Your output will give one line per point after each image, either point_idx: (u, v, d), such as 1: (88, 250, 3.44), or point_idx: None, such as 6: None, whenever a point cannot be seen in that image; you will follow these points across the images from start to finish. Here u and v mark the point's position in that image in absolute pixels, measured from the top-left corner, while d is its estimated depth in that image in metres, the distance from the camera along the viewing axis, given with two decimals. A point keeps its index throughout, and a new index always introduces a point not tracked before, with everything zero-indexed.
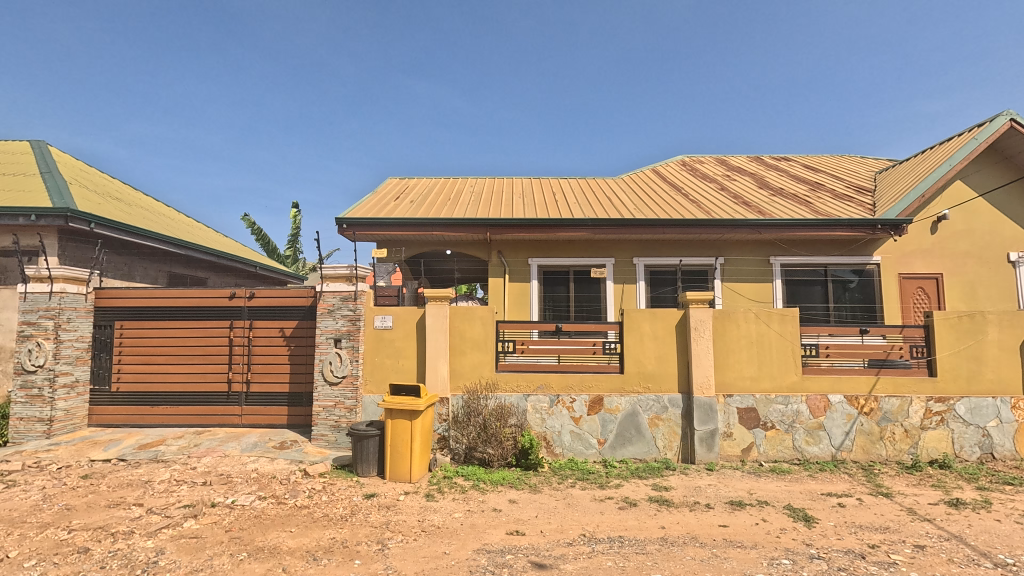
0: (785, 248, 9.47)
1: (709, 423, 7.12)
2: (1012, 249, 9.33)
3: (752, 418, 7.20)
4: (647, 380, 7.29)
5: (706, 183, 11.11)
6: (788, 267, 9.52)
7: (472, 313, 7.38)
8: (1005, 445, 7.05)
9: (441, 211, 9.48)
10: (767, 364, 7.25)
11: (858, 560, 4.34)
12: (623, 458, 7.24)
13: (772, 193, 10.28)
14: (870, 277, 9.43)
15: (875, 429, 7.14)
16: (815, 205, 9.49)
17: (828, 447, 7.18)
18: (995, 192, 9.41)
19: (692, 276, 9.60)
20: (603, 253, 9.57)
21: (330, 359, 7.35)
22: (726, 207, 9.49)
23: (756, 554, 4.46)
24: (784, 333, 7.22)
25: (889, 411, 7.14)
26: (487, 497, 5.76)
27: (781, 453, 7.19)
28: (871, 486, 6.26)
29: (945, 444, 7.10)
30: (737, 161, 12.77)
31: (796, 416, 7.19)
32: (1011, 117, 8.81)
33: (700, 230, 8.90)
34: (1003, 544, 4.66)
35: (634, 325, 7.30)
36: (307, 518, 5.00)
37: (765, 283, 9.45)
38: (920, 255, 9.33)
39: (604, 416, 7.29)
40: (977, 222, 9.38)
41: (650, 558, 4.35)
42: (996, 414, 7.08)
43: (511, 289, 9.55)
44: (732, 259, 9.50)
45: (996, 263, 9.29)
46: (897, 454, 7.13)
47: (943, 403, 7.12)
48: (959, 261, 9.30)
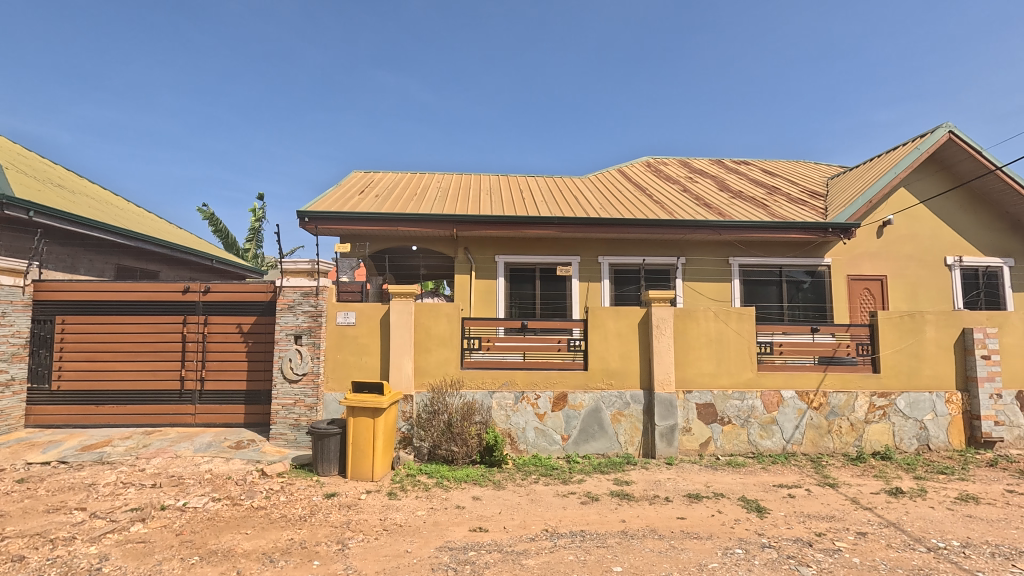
0: (742, 249, 9.79)
1: (670, 418, 7.29)
2: (949, 252, 9.94)
3: (710, 414, 7.43)
4: (611, 377, 7.43)
5: (669, 185, 11.38)
6: (746, 268, 9.84)
7: (438, 310, 7.34)
8: (940, 437, 7.52)
9: (407, 206, 9.34)
10: (725, 361, 7.50)
11: (806, 548, 4.55)
12: (587, 453, 7.34)
13: (732, 196, 10.63)
14: (822, 278, 9.87)
15: (823, 423, 7.49)
16: (772, 208, 9.85)
17: (780, 440, 7.47)
18: (935, 199, 9.97)
19: (655, 275, 9.80)
20: (568, 251, 9.66)
21: (290, 356, 7.15)
22: (688, 208, 9.75)
23: (711, 544, 4.62)
24: (741, 331, 7.50)
25: (837, 406, 7.51)
26: (450, 495, 5.74)
27: (736, 447, 7.43)
28: (819, 477, 6.57)
29: (887, 436, 7.51)
30: (700, 164, 13.07)
31: (751, 412, 7.46)
32: (951, 128, 9.32)
33: (664, 230, 9.10)
34: (936, 530, 4.98)
35: (599, 322, 7.42)
36: (264, 519, 4.86)
37: (724, 282, 9.76)
38: (867, 258, 9.83)
39: (568, 412, 7.37)
40: (918, 227, 9.94)
41: (610, 551, 4.44)
42: (932, 408, 7.55)
43: (477, 286, 9.53)
44: (693, 259, 9.76)
45: (935, 266, 9.88)
46: (843, 446, 7.49)
47: (886, 398, 7.53)
48: (902, 263, 9.84)
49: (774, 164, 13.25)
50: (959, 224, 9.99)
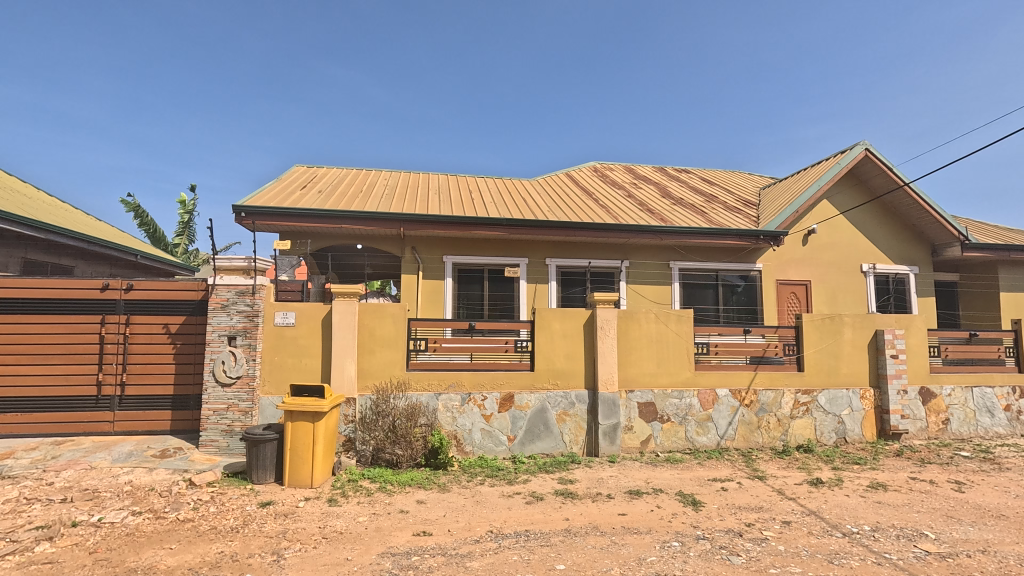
0: (682, 254, 10.22)
1: (613, 417, 7.48)
2: (865, 260, 10.80)
3: (651, 412, 7.70)
4: (556, 377, 7.54)
5: (614, 190, 11.70)
6: (685, 271, 10.28)
7: (383, 311, 7.17)
8: (855, 430, 8.16)
9: (352, 204, 9.08)
10: (665, 361, 7.79)
11: (737, 538, 4.81)
12: (532, 453, 7.40)
13: (673, 203, 11.07)
14: (754, 282, 10.46)
15: (754, 419, 7.94)
16: (709, 215, 10.34)
17: (715, 436, 7.84)
18: (853, 210, 10.81)
19: (600, 278, 10.04)
20: (516, 253, 9.72)
21: (223, 359, 6.76)
22: (632, 213, 10.06)
23: (650, 538, 4.79)
24: (680, 332, 7.82)
25: (766, 403, 7.98)
26: (394, 499, 5.62)
27: (675, 444, 7.73)
28: (749, 470, 6.96)
29: (809, 431, 8.05)
30: (643, 170, 13.52)
31: (689, 409, 7.79)
32: (867, 146, 10.14)
33: (609, 234, 9.34)
34: (850, 516, 5.40)
35: (545, 323, 7.51)
36: (191, 532, 4.57)
37: (665, 285, 10.14)
38: (794, 264, 10.52)
39: (514, 413, 7.41)
40: (838, 236, 10.74)
41: (554, 549, 4.50)
42: (849, 403, 8.17)
43: (425, 286, 9.40)
44: (637, 262, 10.07)
45: (852, 272, 10.72)
46: (771, 440, 7.97)
47: (809, 395, 8.08)
48: (824, 269, 10.61)
49: (712, 173, 13.91)
50: (873, 234, 10.89)
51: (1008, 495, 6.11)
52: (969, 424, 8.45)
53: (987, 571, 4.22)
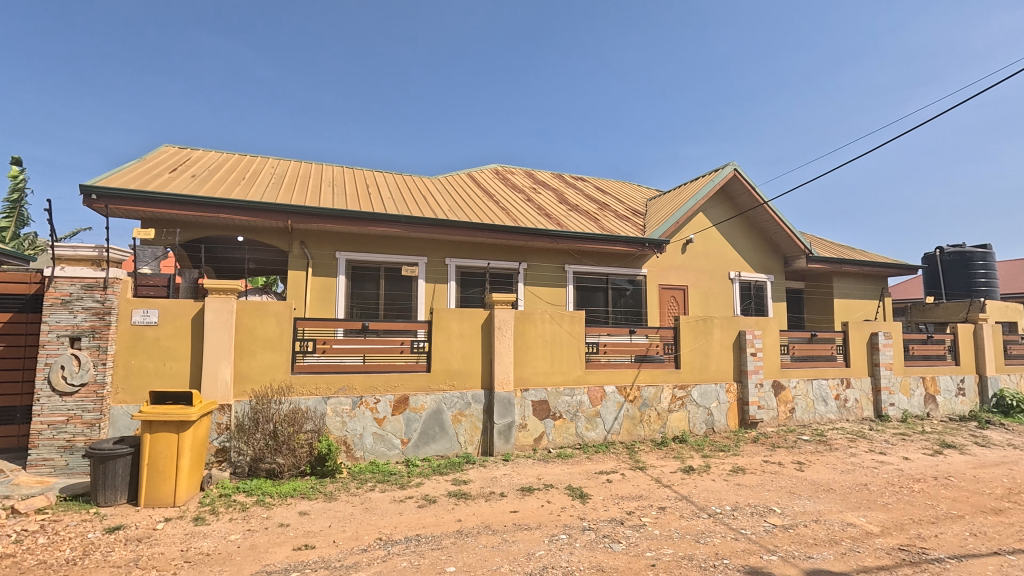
0: (576, 258, 10.69)
1: (507, 416, 7.60)
2: (732, 268, 12.08)
3: (544, 410, 7.94)
4: (452, 378, 7.50)
5: (514, 194, 11.92)
6: (579, 275, 10.77)
7: (266, 310, 6.63)
8: (721, 421, 9.08)
9: (231, 191, 8.28)
10: (558, 361, 8.09)
11: (618, 526, 5.12)
12: (426, 456, 7.28)
13: (569, 209, 11.55)
14: (640, 286, 11.24)
15: (637, 413, 8.52)
16: (602, 222, 10.94)
17: (602, 431, 8.29)
18: (724, 224, 12.05)
19: (498, 279, 10.18)
20: (415, 251, 9.51)
21: (62, 364, 5.76)
22: (531, 217, 10.33)
23: (540, 533, 4.92)
24: (573, 332, 8.17)
25: (647, 398, 8.60)
26: (273, 513, 5.20)
27: (566, 440, 8.05)
28: (632, 461, 7.46)
29: (684, 422, 8.82)
30: (542, 176, 13.93)
31: (579, 406, 8.17)
32: (736, 167, 11.36)
33: (508, 236, 9.50)
34: (715, 498, 6.00)
35: (442, 324, 7.43)
36: (11, 570, 3.84)
37: (560, 287, 10.54)
38: (674, 270, 11.48)
39: (408, 415, 7.23)
40: (711, 246, 11.91)
41: (445, 552, 4.45)
42: (716, 397, 9.09)
43: (315, 284, 8.85)
44: (534, 265, 10.35)
45: (722, 279, 11.95)
46: (651, 433, 8.59)
47: (684, 389, 8.86)
48: (699, 275, 11.71)
49: (605, 182, 14.73)
50: (739, 246, 12.21)
51: (836, 471, 7.20)
52: (810, 411, 9.80)
53: (819, 537, 4.93)
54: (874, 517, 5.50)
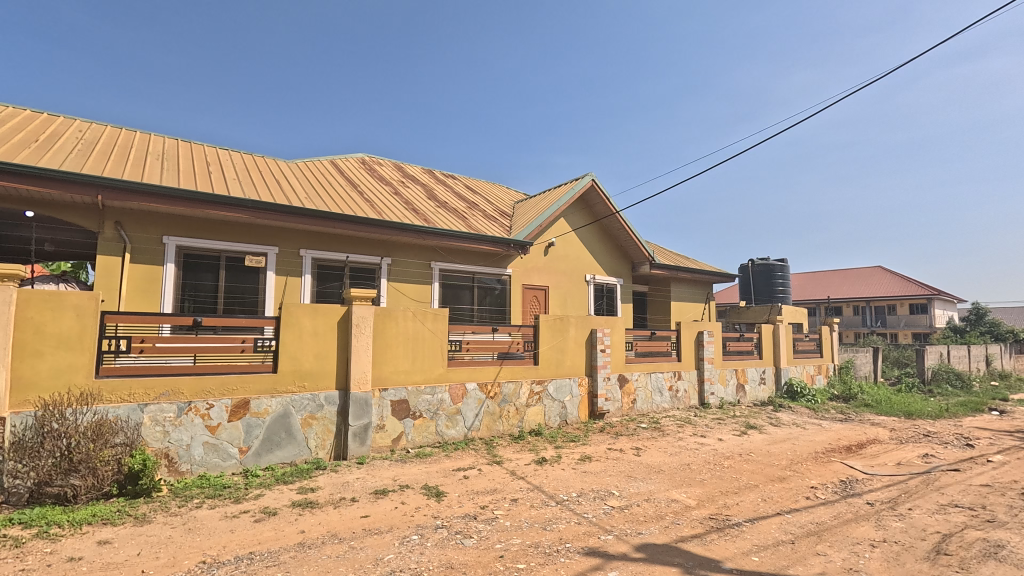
0: (443, 255, 10.64)
1: (363, 418, 7.27)
2: (589, 271, 12.99)
3: (403, 409, 7.74)
4: (303, 379, 6.95)
5: (381, 186, 11.46)
6: (444, 272, 10.73)
7: (62, 301, 5.51)
8: (574, 413, 9.71)
9: (17, 154, 6.72)
10: (420, 359, 7.96)
11: (471, 521, 5.18)
12: (269, 464, 6.64)
13: (437, 206, 11.45)
14: (504, 286, 11.54)
15: (496, 409, 8.73)
16: (469, 221, 11.02)
17: (463, 428, 8.34)
18: (582, 229, 12.91)
19: (360, 273, 9.71)
20: (264, 240, 8.65)
21: None
22: (397, 210, 10.03)
23: (390, 536, 4.77)
24: (436, 330, 8.11)
25: (507, 394, 8.86)
26: (61, 546, 4.32)
27: (425, 439, 7.94)
28: (490, 456, 7.62)
29: (540, 416, 9.25)
30: (412, 170, 13.60)
31: (440, 404, 8.13)
32: (594, 177, 12.25)
33: (372, 229, 9.11)
34: (563, 486, 6.38)
35: (293, 320, 6.85)
36: None
37: (425, 284, 10.40)
38: (536, 271, 12.00)
39: (249, 421, 6.53)
40: (571, 249, 12.68)
41: (282, 568, 4.08)
42: (570, 391, 9.71)
43: (134, 272, 7.59)
44: (398, 260, 10.06)
45: (579, 281, 12.80)
46: (510, 428, 8.86)
47: (541, 384, 9.31)
48: (559, 277, 12.39)
49: (475, 182, 14.87)
50: (596, 251, 13.17)
51: (666, 454, 8.12)
52: (649, 402, 10.94)
53: (648, 514, 5.50)
54: (692, 492, 6.31)
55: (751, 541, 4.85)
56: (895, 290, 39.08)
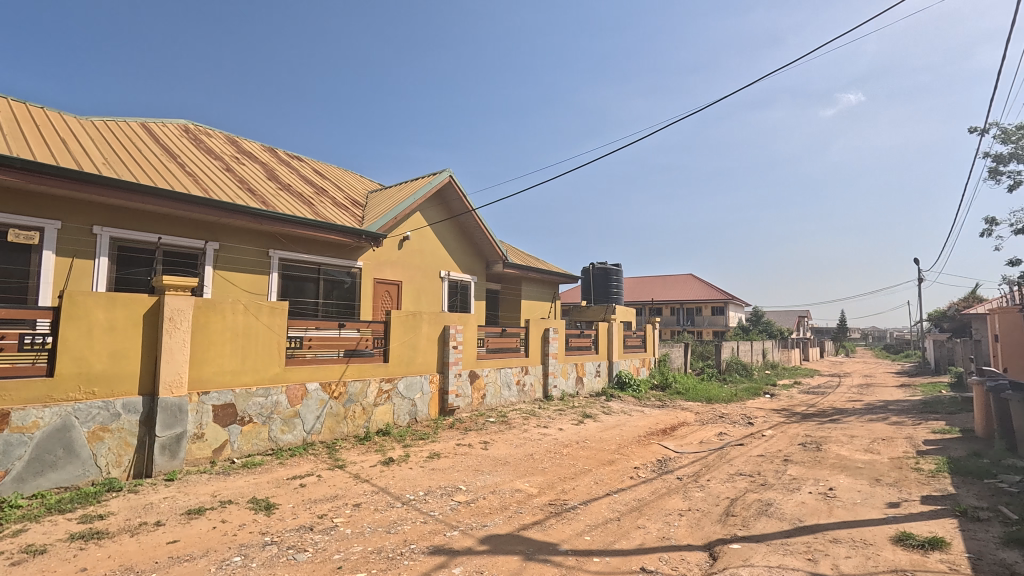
0: (283, 243, 9.68)
1: (175, 427, 6.23)
2: (443, 267, 12.89)
3: (229, 415, 6.83)
4: (92, 384, 5.72)
5: (208, 159, 9.96)
6: (284, 262, 9.78)
7: None
8: (423, 411, 9.55)
9: None
10: (251, 358, 7.12)
11: (306, 533, 4.74)
12: (38, 491, 5.29)
13: (278, 188, 10.35)
14: (354, 279, 10.89)
15: (341, 410, 8.19)
16: (315, 208, 10.18)
17: (300, 432, 7.64)
18: (439, 225, 12.79)
19: (176, 259, 8.37)
20: (40, 212, 6.97)
21: None
22: (227, 189, 8.83)
23: (205, 562, 4.13)
24: (272, 325, 7.36)
25: (353, 393, 8.37)
26: None
27: (255, 447, 7.09)
28: (331, 461, 7.11)
29: (388, 415, 8.91)
30: (249, 144, 12.10)
31: (274, 407, 7.36)
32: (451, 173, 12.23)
33: (194, 207, 7.87)
34: (409, 486, 6.21)
35: (80, 312, 5.62)
36: None
37: (261, 274, 9.35)
38: (389, 265, 11.52)
39: (7, 439, 5.14)
40: (427, 244, 12.42)
41: None
42: (421, 388, 9.53)
43: None
44: (228, 246, 8.88)
45: (434, 277, 12.65)
46: (355, 429, 8.37)
47: (391, 382, 8.98)
48: (413, 272, 12.07)
49: (325, 166, 13.81)
50: (451, 248, 13.15)
51: (512, 446, 8.44)
52: (497, 396, 11.27)
53: (493, 506, 5.63)
54: (534, 481, 6.63)
55: (584, 521, 5.25)
56: (702, 294, 46.24)
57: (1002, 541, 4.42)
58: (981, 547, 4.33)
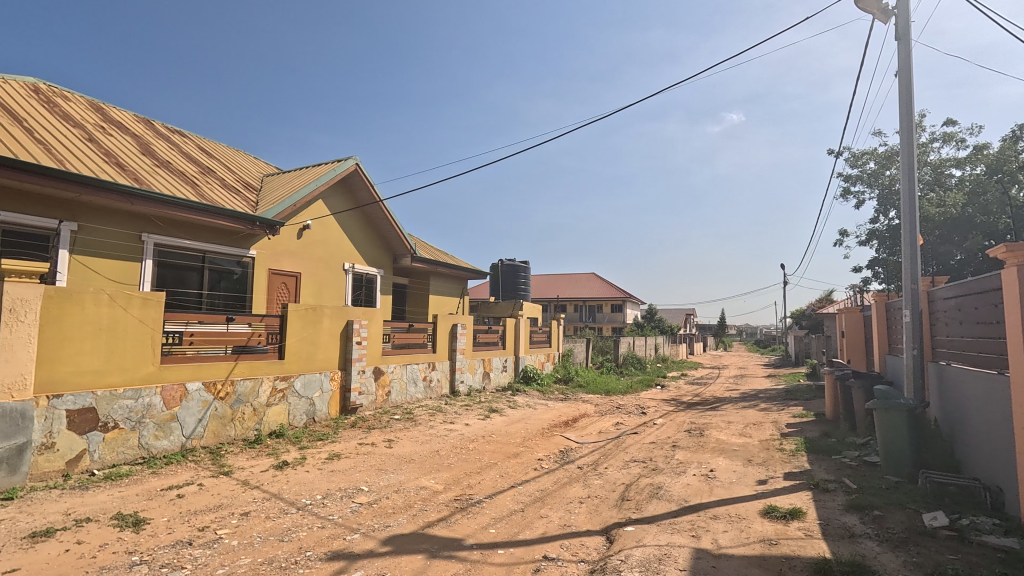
0: (160, 227, 8.65)
1: (16, 437, 5.30)
2: (347, 259, 12.29)
3: (88, 421, 5.98)
4: None
5: (65, 125, 8.58)
6: (161, 248, 8.75)
7: None
8: (323, 410, 9.04)
9: None
10: (117, 355, 6.31)
11: (184, 549, 4.27)
12: None
13: (155, 164, 9.20)
14: (245, 269, 10.02)
15: (227, 412, 7.50)
16: (201, 189, 9.22)
17: (179, 437, 6.88)
18: (344, 214, 12.17)
19: (20, 241, 7.15)
20: None
21: None
22: (90, 161, 7.69)
23: None
24: (144, 319, 6.59)
25: (242, 393, 7.71)
26: None
27: (121, 456, 6.26)
28: (215, 467, 6.48)
29: (283, 415, 8.32)
30: (119, 112, 10.61)
31: (146, 411, 6.56)
32: (358, 161, 11.72)
33: (45, 180, 6.73)
34: (306, 490, 5.85)
35: None
36: None
37: (132, 261, 8.29)
38: (287, 255, 10.74)
39: None
40: (329, 235, 11.76)
41: None
42: (320, 386, 9.02)
43: None
44: (89, 228, 7.75)
45: (337, 269, 12.00)
46: (244, 432, 7.71)
47: (286, 381, 8.40)
48: (314, 263, 11.36)
49: (213, 144, 12.52)
50: (357, 239, 12.58)
51: (417, 443, 8.28)
52: (403, 393, 11.00)
53: (396, 506, 5.48)
54: (440, 477, 6.56)
55: (489, 515, 5.30)
56: (602, 292, 48.76)
57: (845, 508, 5.16)
58: (829, 514, 5.02)
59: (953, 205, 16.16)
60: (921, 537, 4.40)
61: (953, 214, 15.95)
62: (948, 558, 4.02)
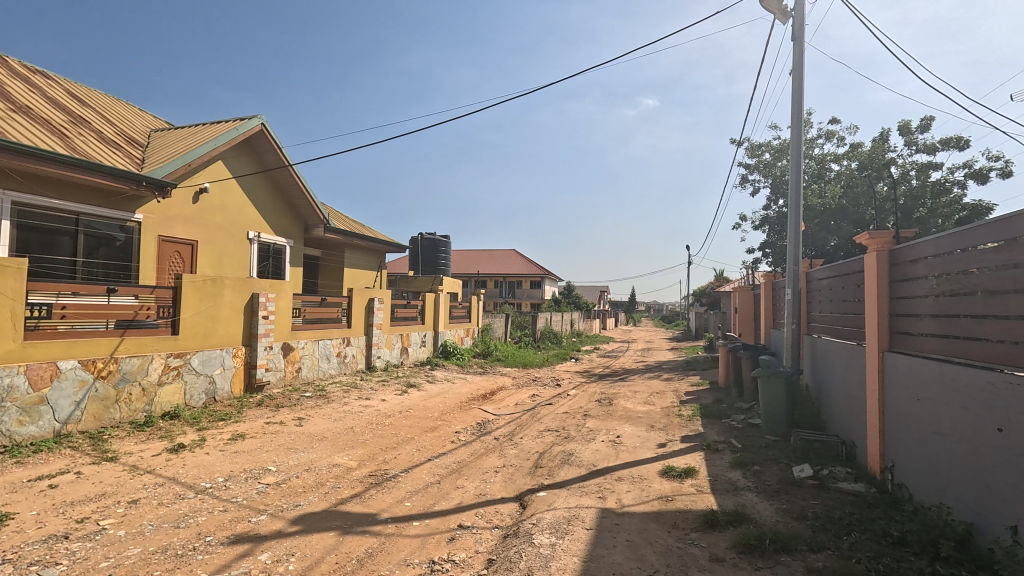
0: (19, 183, 7.48)
1: None
2: (252, 228, 11.38)
3: None
4: None
5: None
6: (22, 208, 7.59)
7: None
8: (224, 388, 8.44)
9: None
10: None
11: (60, 543, 3.85)
12: None
13: (10, 108, 7.84)
14: (130, 235, 8.96)
15: (111, 393, 6.77)
16: (71, 141, 8.04)
17: (50, 423, 6.11)
18: (248, 178, 11.21)
19: None
20: None
21: None
22: None
23: None
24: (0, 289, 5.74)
25: (128, 371, 6.99)
26: None
27: None
28: (97, 454, 5.85)
29: (178, 396, 7.66)
30: None
31: (7, 394, 5.74)
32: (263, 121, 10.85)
33: None
34: (206, 473, 5.46)
35: None
36: None
37: None
38: (181, 221, 9.71)
39: None
40: (230, 200, 10.79)
41: None
42: (221, 363, 8.40)
43: None
44: None
45: (240, 238, 11.07)
46: (131, 414, 7.01)
47: (181, 358, 7.72)
48: (212, 231, 10.38)
49: (86, 90, 10.91)
50: (263, 205, 11.67)
51: (330, 420, 8.01)
52: (315, 369, 10.55)
53: (307, 485, 5.30)
54: (354, 454, 6.42)
55: (404, 488, 5.29)
56: (522, 269, 49.57)
57: (731, 464, 5.76)
58: (718, 471, 5.58)
59: (833, 196, 18.09)
60: (791, 487, 5.04)
61: (832, 204, 17.89)
62: (810, 503, 4.64)
